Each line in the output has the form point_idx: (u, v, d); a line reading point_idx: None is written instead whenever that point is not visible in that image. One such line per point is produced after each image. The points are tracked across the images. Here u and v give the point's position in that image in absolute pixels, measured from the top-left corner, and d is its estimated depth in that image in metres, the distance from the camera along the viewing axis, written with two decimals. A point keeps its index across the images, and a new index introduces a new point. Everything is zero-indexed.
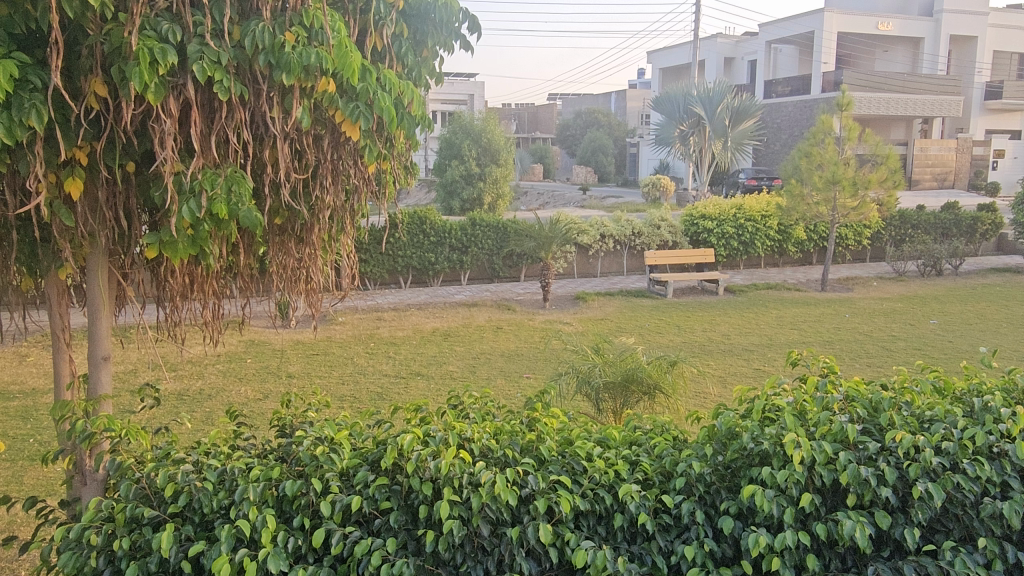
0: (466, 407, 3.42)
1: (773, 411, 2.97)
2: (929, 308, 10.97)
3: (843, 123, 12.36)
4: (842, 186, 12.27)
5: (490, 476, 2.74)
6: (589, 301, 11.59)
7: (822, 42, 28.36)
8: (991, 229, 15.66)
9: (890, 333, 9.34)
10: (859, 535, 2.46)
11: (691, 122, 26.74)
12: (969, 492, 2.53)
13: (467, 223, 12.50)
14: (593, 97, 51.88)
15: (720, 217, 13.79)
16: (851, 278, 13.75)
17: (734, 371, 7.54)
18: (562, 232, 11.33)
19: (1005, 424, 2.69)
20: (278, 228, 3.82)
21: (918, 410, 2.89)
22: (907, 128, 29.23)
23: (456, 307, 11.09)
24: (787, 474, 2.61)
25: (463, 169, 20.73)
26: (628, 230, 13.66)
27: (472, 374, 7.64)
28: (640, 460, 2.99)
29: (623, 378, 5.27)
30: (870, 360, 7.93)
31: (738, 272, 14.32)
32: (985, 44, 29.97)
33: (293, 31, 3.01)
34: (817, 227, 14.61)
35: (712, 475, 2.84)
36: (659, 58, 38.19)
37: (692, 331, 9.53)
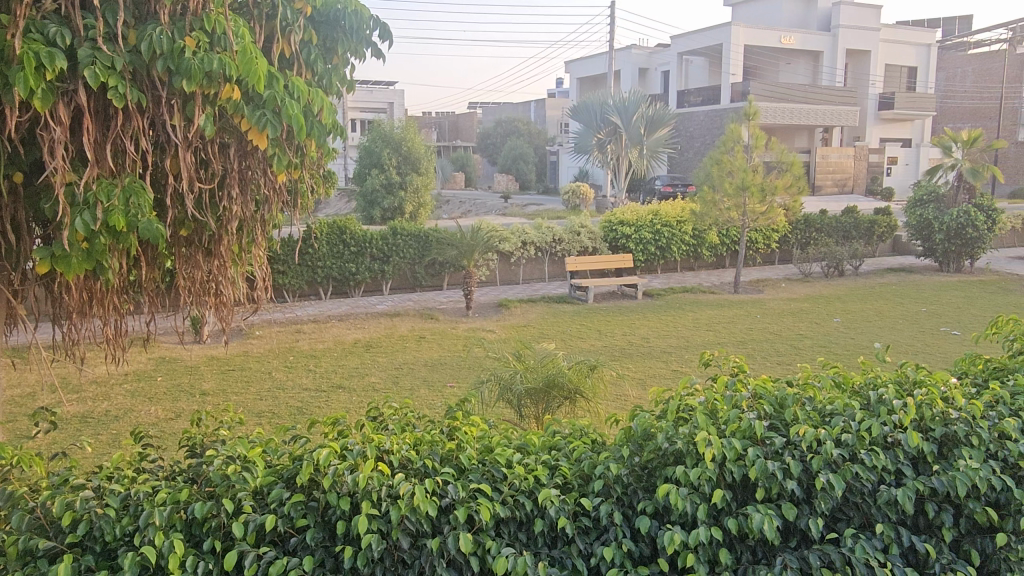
0: (385, 419, 3.37)
1: (686, 411, 3.05)
2: (833, 308, 11.54)
3: (751, 132, 12.88)
4: (750, 192, 12.81)
5: (409, 487, 2.71)
6: (512, 308, 11.65)
7: (730, 54, 29.52)
8: (887, 231, 16.64)
9: (798, 332, 9.77)
10: (767, 527, 2.56)
11: (608, 131, 27.31)
12: (866, 481, 2.67)
13: (388, 233, 12.35)
14: (513, 106, 52.26)
15: (637, 223, 14.16)
16: (761, 280, 14.32)
17: (653, 373, 7.73)
18: (484, 239, 11.37)
19: (898, 415, 2.84)
20: (184, 240, 3.68)
21: (820, 404, 3.02)
22: (809, 137, 30.75)
23: (379, 317, 10.94)
24: (699, 471, 2.68)
25: (384, 178, 20.51)
26: (548, 237, 13.80)
27: (395, 385, 7.54)
28: (560, 464, 3.02)
29: (545, 383, 5.30)
30: (779, 358, 8.29)
31: (655, 277, 14.70)
32: (878, 57, 31.88)
33: (193, 36, 2.92)
34: (729, 231, 15.14)
35: (629, 475, 2.90)
36: (576, 68, 38.83)
37: (613, 335, 9.71)
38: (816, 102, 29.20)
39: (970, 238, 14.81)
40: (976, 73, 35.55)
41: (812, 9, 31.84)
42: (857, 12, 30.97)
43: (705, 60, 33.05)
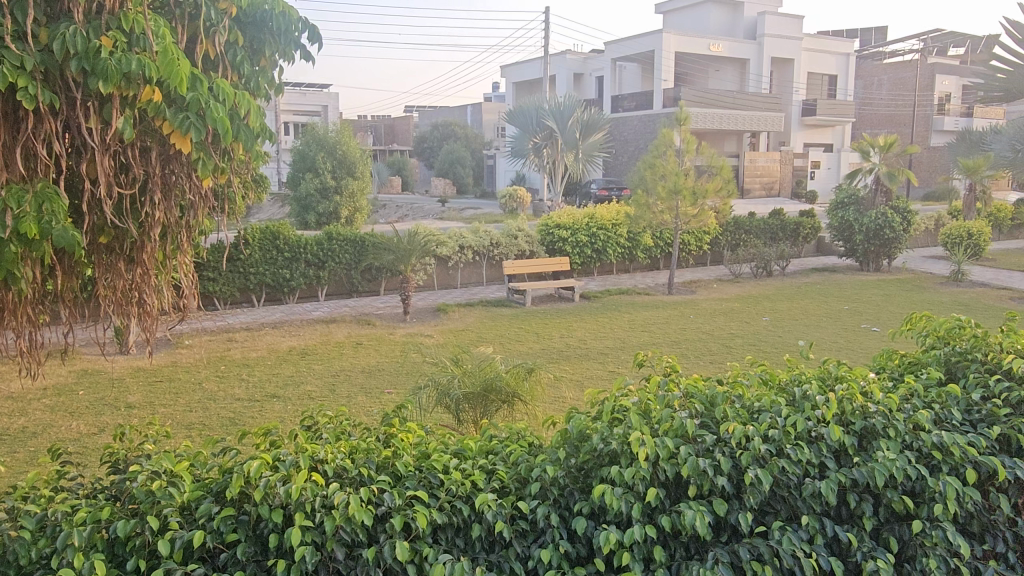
0: (319, 428, 3.31)
1: (620, 412, 3.10)
2: (762, 307, 11.92)
3: (682, 136, 13.18)
4: (682, 195, 13.13)
5: (343, 497, 2.66)
6: (450, 312, 11.61)
7: (661, 61, 30.16)
8: (811, 233, 17.30)
9: (729, 331, 10.06)
10: (699, 524, 2.62)
11: (544, 135, 27.51)
12: (792, 474, 2.76)
13: (323, 238, 12.14)
14: (449, 110, 52.12)
15: (573, 226, 14.30)
16: (693, 281, 14.67)
17: (590, 374, 7.83)
18: (420, 244, 11.28)
19: (820, 410, 2.94)
20: (105, 247, 3.53)
21: (748, 401, 3.11)
22: (738, 141, 31.68)
23: (314, 324, 10.73)
24: (633, 471, 2.73)
25: (318, 183, 20.17)
26: (486, 241, 13.81)
27: (332, 393, 7.40)
28: (496, 469, 3.01)
29: (482, 388, 5.29)
30: (712, 357, 8.53)
31: (592, 279, 14.88)
32: (801, 65, 33.14)
33: (110, 35, 2.82)
34: (663, 234, 15.46)
35: (565, 477, 2.92)
36: (512, 72, 39.00)
37: (550, 338, 9.77)
38: (743, 108, 30.11)
39: (887, 239, 15.54)
40: (891, 82, 37.31)
41: (738, 18, 32.85)
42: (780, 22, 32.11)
43: (638, 66, 33.70)
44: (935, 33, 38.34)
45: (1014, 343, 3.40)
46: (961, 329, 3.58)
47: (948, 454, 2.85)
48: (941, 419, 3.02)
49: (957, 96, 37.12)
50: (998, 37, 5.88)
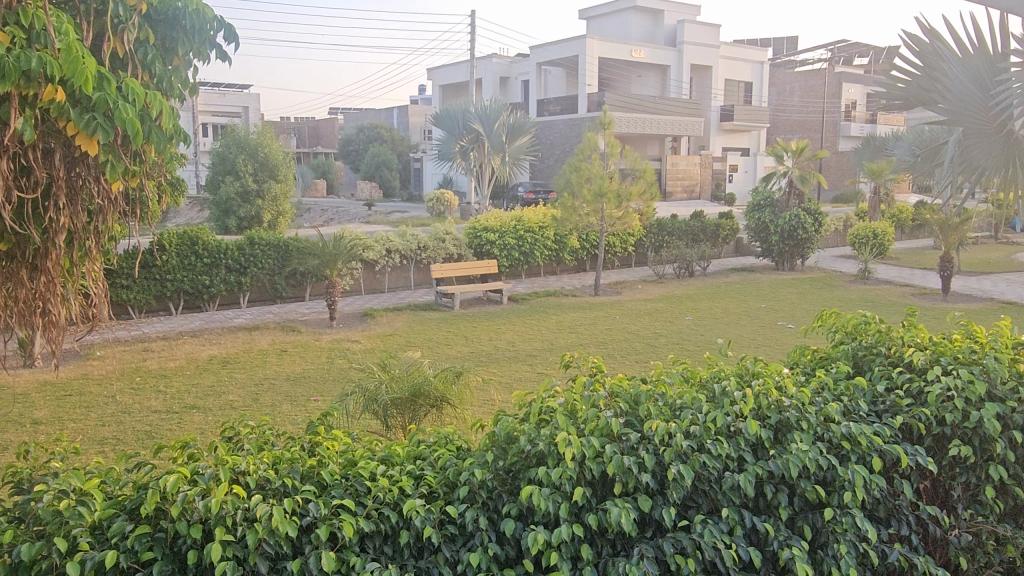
0: (241, 440, 3.21)
1: (547, 412, 3.13)
2: (684, 306, 12.26)
3: (606, 140, 13.37)
4: (607, 198, 13.37)
5: (266, 509, 2.59)
6: (378, 317, 11.46)
7: (585, 65, 30.66)
8: (730, 234, 17.91)
9: (654, 330, 10.30)
10: (624, 520, 2.67)
11: (471, 139, 27.52)
12: (713, 468, 2.84)
13: (245, 243, 11.77)
14: (375, 112, 51.49)
15: (501, 229, 14.36)
16: (619, 282, 14.96)
17: (519, 376, 7.89)
18: (346, 248, 11.10)
19: (739, 405, 3.04)
20: (4, 255, 3.42)
21: (671, 399, 3.18)
22: (660, 145, 32.51)
23: (236, 331, 10.41)
24: (560, 471, 2.76)
25: (239, 186, 19.56)
26: (413, 244, 13.69)
27: (255, 402, 7.19)
28: (424, 474, 2.98)
29: (410, 393, 5.25)
30: (637, 356, 8.73)
31: (520, 281, 14.98)
32: (718, 72, 34.28)
33: (7, 31, 2.76)
34: (589, 236, 15.68)
35: (493, 479, 2.93)
36: (438, 75, 38.85)
37: (479, 341, 9.78)
38: (664, 113, 30.93)
39: (801, 239, 16.24)
40: (803, 89, 38.99)
41: (659, 25, 33.75)
42: (699, 30, 33.14)
43: (563, 71, 34.14)
44: (841, 43, 40.26)
45: (914, 337, 3.58)
46: (867, 325, 3.75)
47: (856, 444, 3.00)
48: (850, 411, 3.18)
49: (862, 103, 39.12)
50: (898, 49, 6.23)
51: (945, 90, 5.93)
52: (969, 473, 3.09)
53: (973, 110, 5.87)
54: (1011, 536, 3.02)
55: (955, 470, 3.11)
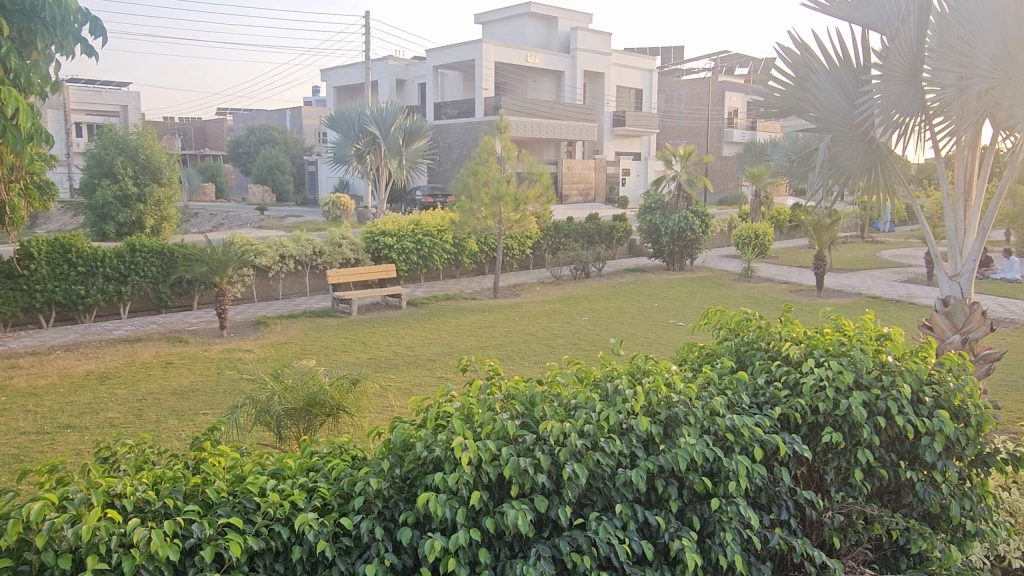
0: (118, 460, 3.01)
1: (443, 418, 3.10)
2: (581, 307, 12.53)
3: (503, 144, 13.47)
4: (504, 201, 13.48)
5: (144, 533, 2.44)
6: (272, 325, 11.06)
7: (482, 69, 30.82)
8: (623, 236, 18.48)
9: (551, 331, 10.47)
10: (521, 522, 2.68)
11: (367, 141, 27.04)
12: (606, 466, 2.90)
13: (124, 250, 11.07)
14: (266, 114, 49.79)
15: (399, 233, 14.20)
16: (517, 284, 15.10)
17: (418, 381, 7.81)
18: (236, 255, 10.66)
19: (630, 403, 3.12)
20: None
21: (566, 399, 3.22)
22: (555, 149, 33.11)
23: (116, 344, 9.78)
24: (456, 476, 2.75)
25: (117, 189, 18.41)
26: (308, 249, 13.33)
27: (138, 419, 6.78)
28: (318, 486, 2.89)
29: (304, 403, 5.10)
30: (534, 357, 8.86)
31: (419, 285, 14.85)
32: (610, 79, 35.30)
33: None
34: (487, 239, 15.75)
35: (389, 488, 2.88)
36: (333, 75, 38.01)
37: (377, 346, 9.62)
38: (560, 118, 31.53)
39: (689, 240, 16.95)
40: (689, 96, 40.70)
41: (553, 31, 34.37)
42: (591, 37, 34.01)
43: (459, 74, 34.16)
44: (722, 53, 42.38)
45: (792, 331, 3.78)
46: (748, 321, 3.93)
47: (739, 435, 3.13)
48: (733, 404, 3.33)
49: (742, 111, 41.30)
50: (774, 60, 6.61)
51: (815, 100, 6.40)
52: (840, 458, 3.29)
53: (840, 118, 6.28)
54: (878, 514, 3.24)
55: (827, 455, 3.31)
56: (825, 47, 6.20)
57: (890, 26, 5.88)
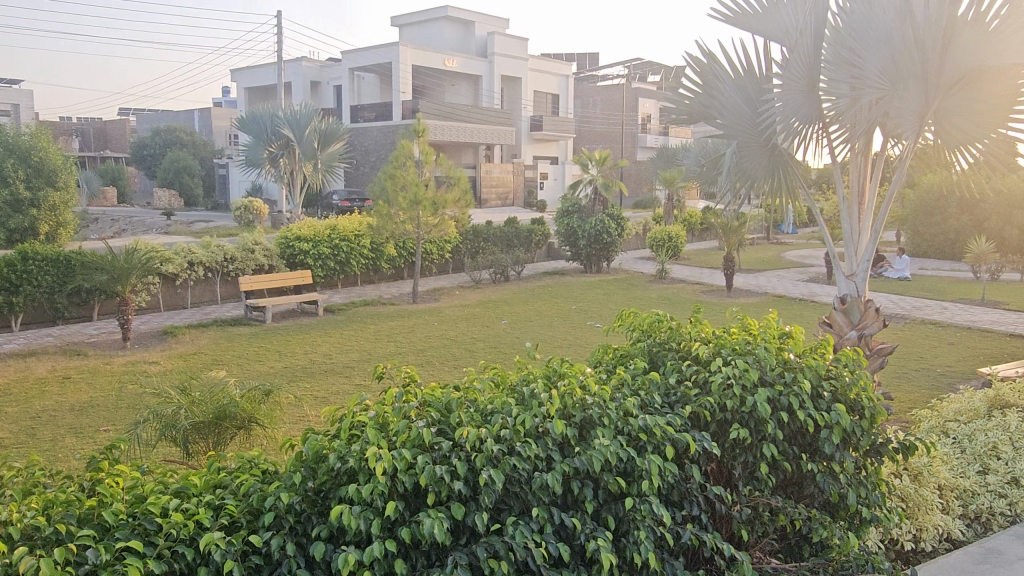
0: (4, 485, 2.80)
1: (357, 427, 3.03)
2: (501, 310, 12.55)
3: (420, 148, 13.39)
4: (422, 205, 13.37)
5: (32, 561, 2.28)
6: (180, 335, 10.60)
7: (399, 72, 30.52)
8: (542, 239, 18.65)
9: (471, 335, 10.44)
10: (437, 531, 2.65)
11: (280, 143, 26.30)
12: (522, 470, 2.91)
13: (15, 258, 10.38)
14: (174, 115, 47.87)
15: (314, 238, 13.86)
16: (436, 289, 15.01)
17: (335, 390, 7.64)
18: (140, 262, 10.16)
19: (545, 407, 3.14)
20: None
21: (481, 404, 3.21)
22: (473, 154, 32.91)
23: (6, 359, 9.15)
24: (370, 487, 2.70)
25: (8, 193, 17.12)
26: (219, 256, 12.85)
27: (31, 438, 6.36)
28: (225, 502, 2.78)
29: (214, 417, 4.89)
30: (454, 362, 8.83)
31: (336, 292, 14.56)
32: (527, 83, 35.62)
33: None
34: (405, 244, 15.61)
35: (302, 502, 2.79)
36: (243, 76, 36.86)
37: (293, 355, 9.36)
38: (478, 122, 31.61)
39: (605, 243, 17.27)
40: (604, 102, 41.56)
41: (469, 36, 34.38)
42: (508, 43, 34.23)
43: (376, 77, 33.73)
44: (635, 61, 43.54)
45: (701, 332, 3.90)
46: (660, 322, 4.02)
47: (651, 435, 3.20)
48: (646, 404, 3.40)
49: (655, 116, 42.46)
50: (683, 69, 6.82)
51: (721, 107, 6.65)
52: (746, 453, 3.42)
53: (744, 125, 6.55)
54: (782, 506, 3.38)
55: (735, 451, 3.43)
56: (729, 56, 6.45)
57: (789, 38, 6.20)
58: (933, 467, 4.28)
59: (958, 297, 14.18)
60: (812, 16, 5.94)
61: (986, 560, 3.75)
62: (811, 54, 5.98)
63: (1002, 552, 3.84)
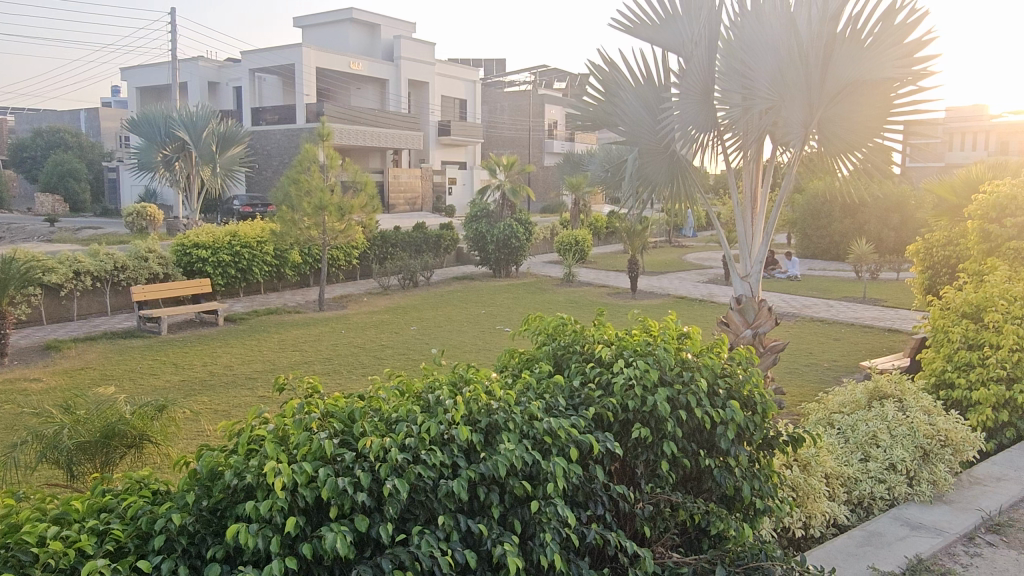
0: None
1: (256, 442, 2.92)
2: (410, 316, 12.43)
3: (325, 153, 13.08)
4: (328, 211, 13.05)
5: None
6: (65, 350, 9.93)
7: (302, 75, 29.77)
8: (450, 244, 18.61)
9: (379, 342, 10.27)
10: (340, 545, 2.59)
11: (174, 146, 24.81)
12: (428, 478, 2.88)
13: None
14: (57, 115, 45.00)
15: (214, 245, 13.31)
16: (343, 296, 14.72)
17: (236, 403, 7.35)
18: (19, 272, 9.46)
19: (451, 413, 3.13)
20: None
21: (386, 414, 3.16)
22: (382, 158, 32.75)
23: None
24: (269, 503, 2.61)
25: None
26: (108, 265, 12.12)
27: None
28: (111, 527, 2.62)
29: (101, 436, 4.60)
30: (361, 370, 8.67)
31: (237, 300, 14.05)
32: (434, 88, 35.48)
33: None
34: (310, 250, 15.24)
35: (195, 523, 2.66)
36: (134, 75, 35.03)
37: (191, 368, 8.94)
38: (384, 126, 31.20)
39: (514, 248, 17.40)
40: (512, 108, 41.88)
41: (375, 39, 33.94)
42: (414, 47, 33.99)
43: (278, 79, 32.77)
44: (540, 67, 44.18)
45: (604, 334, 3.98)
46: (564, 326, 4.06)
47: (556, 437, 3.23)
48: (551, 407, 3.43)
49: (561, 123, 43.21)
50: (587, 77, 6.95)
51: (623, 114, 6.83)
52: (648, 451, 3.51)
53: (645, 132, 6.76)
54: (682, 501, 3.49)
55: (637, 450, 3.52)
56: (630, 65, 6.63)
57: (685, 49, 6.43)
58: (820, 458, 4.52)
59: (843, 295, 15.11)
60: (706, 28, 6.21)
61: (867, 542, 4.01)
62: (706, 63, 6.21)
63: (882, 534, 4.13)
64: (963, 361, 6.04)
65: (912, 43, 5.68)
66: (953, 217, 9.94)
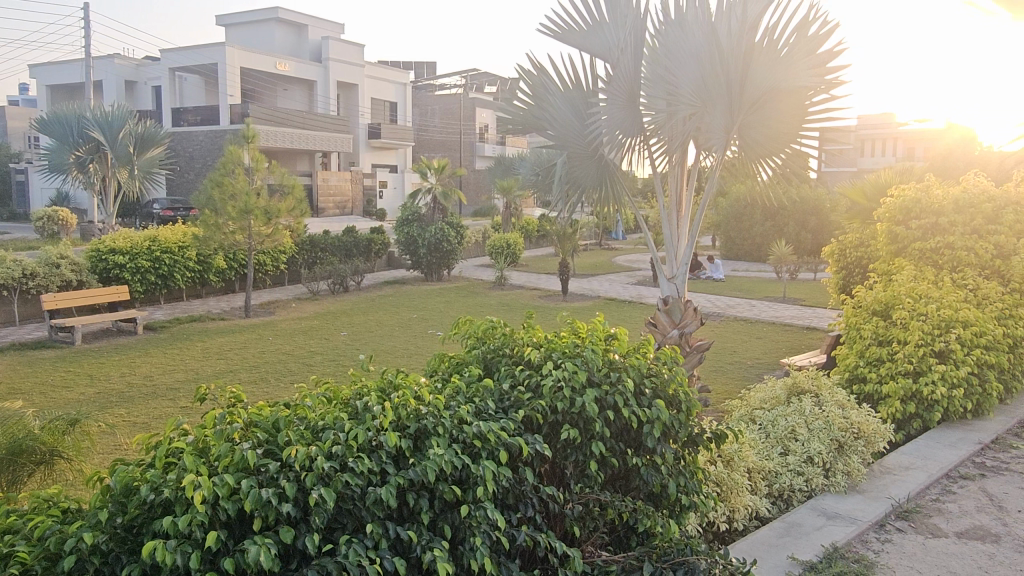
0: None
1: (174, 454, 2.81)
2: (340, 322, 12.22)
3: (251, 155, 12.72)
4: (254, 215, 12.69)
5: None
6: None
7: (226, 75, 28.91)
8: (381, 248, 18.41)
9: (308, 349, 10.06)
10: (263, 558, 2.52)
11: (88, 147, 23.89)
12: (355, 486, 2.83)
13: None
14: None
15: (132, 250, 12.77)
16: (270, 301, 14.37)
17: (156, 414, 7.09)
18: None
19: (378, 419, 3.09)
20: None
21: (311, 421, 3.10)
22: (309, 161, 32.01)
23: None
24: (187, 518, 2.52)
25: None
26: (17, 272, 11.39)
27: None
28: (16, 549, 2.47)
29: (8, 452, 4.34)
30: (287, 376, 8.54)
31: (158, 307, 13.52)
32: (364, 90, 35.03)
33: None
34: (235, 255, 14.81)
35: (108, 541, 2.55)
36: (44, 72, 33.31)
37: (106, 379, 8.54)
38: (312, 128, 30.61)
39: (445, 252, 17.36)
40: (442, 111, 41.74)
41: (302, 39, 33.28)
42: (342, 48, 33.48)
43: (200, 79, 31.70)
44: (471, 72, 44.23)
45: (534, 336, 4.02)
46: (494, 328, 4.06)
47: (486, 441, 3.22)
48: (480, 410, 3.43)
49: (492, 126, 43.31)
50: (516, 81, 6.99)
51: (552, 119, 6.89)
52: (577, 452, 3.54)
53: (574, 136, 6.84)
54: (611, 500, 3.55)
55: (567, 451, 3.55)
56: (559, 69, 6.71)
57: (611, 54, 6.56)
58: (742, 453, 4.67)
59: (764, 295, 15.68)
60: (631, 35, 6.35)
61: (787, 533, 4.17)
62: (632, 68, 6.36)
63: (800, 524, 4.29)
64: (874, 356, 6.38)
65: (824, 54, 5.95)
66: (864, 219, 10.43)
